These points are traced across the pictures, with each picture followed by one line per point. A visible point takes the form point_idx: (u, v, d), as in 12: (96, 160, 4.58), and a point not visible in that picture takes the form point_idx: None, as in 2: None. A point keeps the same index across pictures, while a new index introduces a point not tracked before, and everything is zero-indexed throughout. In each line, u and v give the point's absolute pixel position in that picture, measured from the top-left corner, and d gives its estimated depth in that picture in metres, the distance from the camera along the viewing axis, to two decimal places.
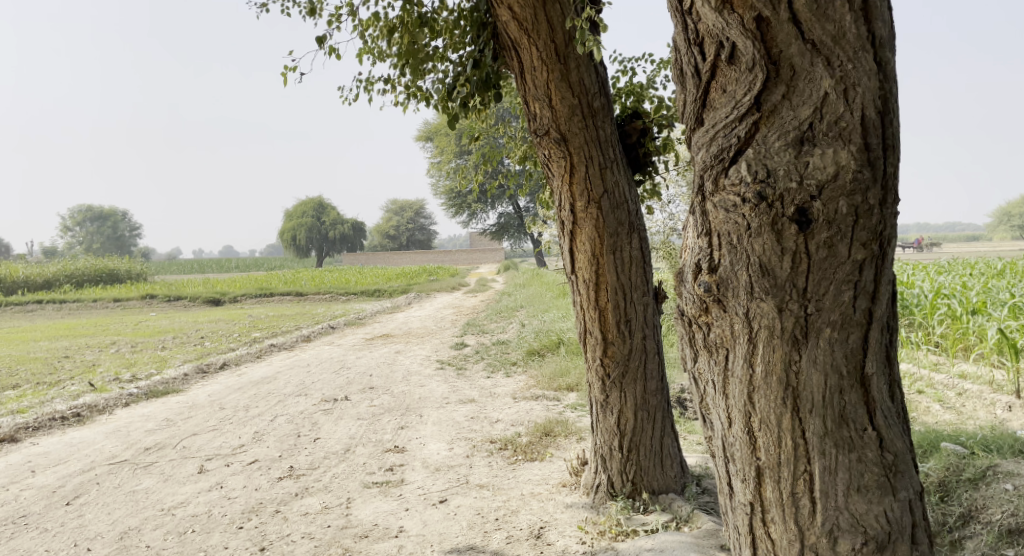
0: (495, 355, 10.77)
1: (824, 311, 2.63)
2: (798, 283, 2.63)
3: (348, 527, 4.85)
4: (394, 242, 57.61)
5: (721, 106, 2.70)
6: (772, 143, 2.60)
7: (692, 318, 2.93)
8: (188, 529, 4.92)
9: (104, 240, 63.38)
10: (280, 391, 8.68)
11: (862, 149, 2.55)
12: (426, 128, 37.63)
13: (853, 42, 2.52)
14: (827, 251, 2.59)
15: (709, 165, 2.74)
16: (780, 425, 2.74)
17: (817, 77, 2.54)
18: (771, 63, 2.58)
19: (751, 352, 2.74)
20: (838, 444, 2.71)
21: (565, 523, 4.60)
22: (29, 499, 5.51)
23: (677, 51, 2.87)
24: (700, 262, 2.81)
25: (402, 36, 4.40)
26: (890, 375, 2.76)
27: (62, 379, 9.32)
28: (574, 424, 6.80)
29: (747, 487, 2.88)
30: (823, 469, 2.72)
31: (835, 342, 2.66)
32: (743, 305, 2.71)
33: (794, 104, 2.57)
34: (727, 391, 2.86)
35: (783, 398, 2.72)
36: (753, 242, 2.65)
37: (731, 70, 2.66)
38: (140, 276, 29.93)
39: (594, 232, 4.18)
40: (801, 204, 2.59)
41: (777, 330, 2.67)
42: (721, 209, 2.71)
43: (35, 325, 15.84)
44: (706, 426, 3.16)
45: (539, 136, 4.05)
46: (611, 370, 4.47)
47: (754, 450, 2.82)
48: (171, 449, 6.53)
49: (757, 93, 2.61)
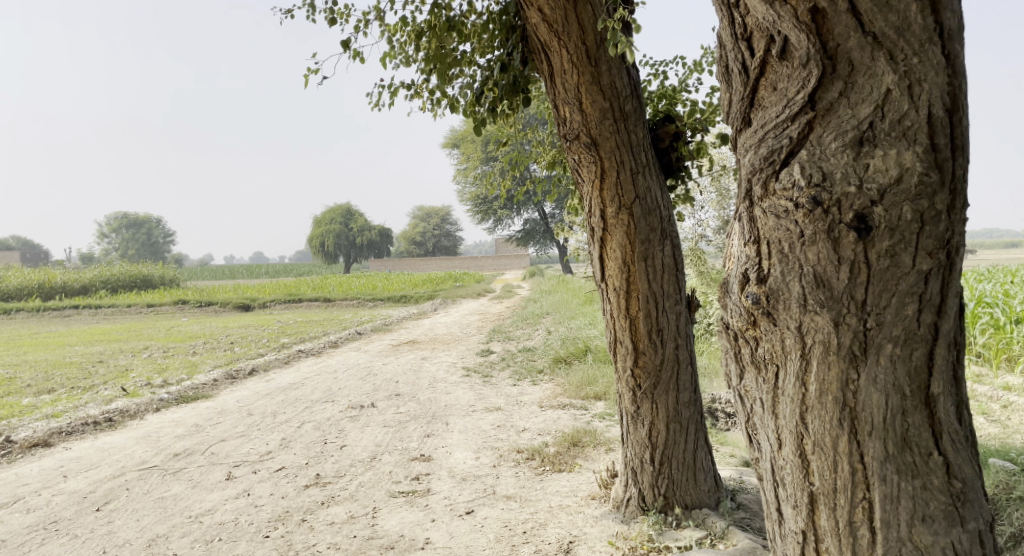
0: (521, 362, 10.68)
1: (886, 326, 2.51)
2: (856, 295, 2.51)
3: (375, 538, 4.77)
4: (421, 249, 57.94)
5: (772, 104, 2.60)
6: (827, 144, 2.49)
7: (738, 332, 2.81)
8: (215, 538, 4.87)
9: (139, 247, 64.38)
10: (307, 397, 8.65)
11: (928, 150, 2.42)
12: (453, 135, 37.77)
13: (919, 34, 2.40)
14: (890, 261, 2.47)
15: (757, 168, 2.64)
16: (836, 448, 2.62)
17: (878, 73, 2.43)
18: (826, 58, 2.48)
19: (804, 369, 2.62)
20: (900, 470, 2.57)
21: (595, 537, 4.48)
22: (60, 504, 5.50)
23: (722, 47, 2.78)
24: (748, 272, 2.71)
25: (430, 40, 4.30)
26: (958, 395, 2.61)
27: (96, 384, 9.38)
28: (602, 434, 6.68)
29: (798, 514, 2.76)
30: (883, 497, 2.58)
31: (897, 359, 2.53)
32: (794, 318, 2.60)
33: (852, 102, 2.46)
34: (777, 410, 2.75)
35: (840, 420, 2.60)
36: (807, 251, 2.55)
37: (783, 66, 2.57)
38: (173, 281, 30.27)
39: (625, 239, 4.07)
40: (860, 210, 2.47)
41: (832, 346, 2.56)
42: (771, 215, 2.61)
43: (73, 330, 16.02)
44: (752, 447, 3.02)
45: (569, 141, 3.97)
46: (642, 381, 4.36)
47: (807, 474, 2.70)
48: (199, 454, 6.51)
49: (811, 90, 2.51)
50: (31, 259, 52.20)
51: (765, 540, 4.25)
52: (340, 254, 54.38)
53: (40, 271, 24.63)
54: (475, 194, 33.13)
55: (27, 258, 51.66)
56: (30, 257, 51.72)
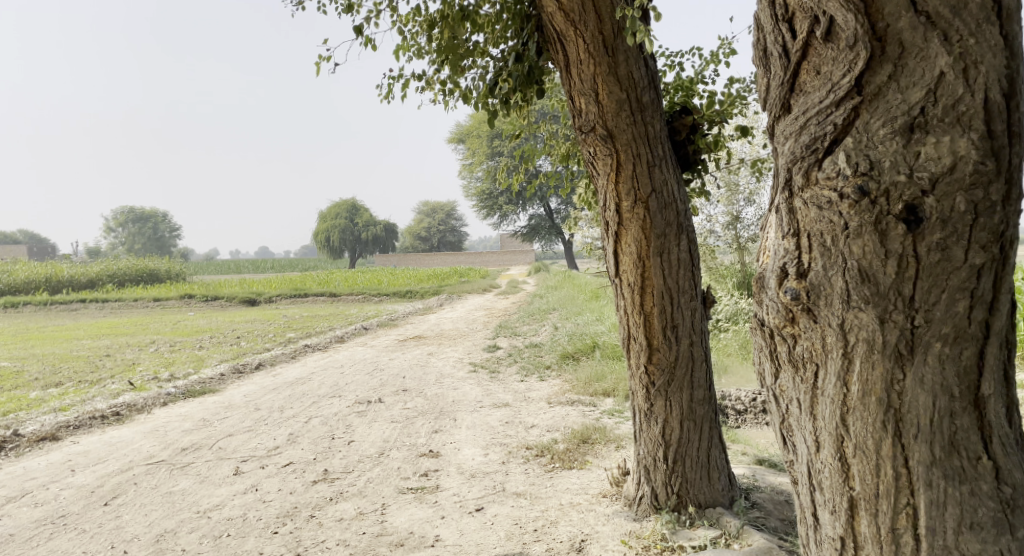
0: (528, 357, 10.62)
1: (934, 323, 2.43)
2: (904, 291, 2.44)
3: (384, 535, 4.72)
4: (426, 244, 57.91)
5: (815, 89, 2.53)
6: (875, 131, 2.42)
7: (774, 329, 2.74)
8: (224, 533, 4.82)
9: (146, 241, 64.49)
10: (314, 392, 8.61)
11: (984, 137, 2.34)
12: (459, 130, 37.66)
13: (976, 14, 2.34)
14: (941, 255, 2.39)
15: (799, 157, 2.57)
16: (879, 452, 2.55)
17: (931, 55, 2.36)
18: (875, 39, 2.42)
19: (847, 369, 2.55)
20: (947, 475, 2.50)
21: (607, 536, 4.42)
22: (68, 499, 5.46)
23: (761, 30, 2.73)
24: (786, 266, 2.64)
25: (442, 30, 4.22)
26: (1008, 396, 2.54)
27: (103, 378, 9.34)
28: (612, 431, 6.62)
29: (836, 519, 2.70)
30: (929, 503, 2.51)
31: (946, 358, 2.46)
32: (837, 315, 2.53)
33: (902, 86, 2.39)
34: (815, 411, 2.68)
35: (884, 422, 2.53)
36: (852, 244, 2.48)
37: (828, 48, 2.50)
38: (179, 276, 30.28)
39: (641, 234, 4.00)
40: (910, 201, 2.40)
41: (877, 344, 2.49)
42: (813, 206, 2.55)
43: (79, 323, 15.99)
44: (784, 449, 2.95)
45: (585, 133, 3.89)
46: (656, 378, 4.29)
47: (847, 479, 2.64)
48: (207, 449, 6.47)
49: (858, 73, 2.44)
50: (39, 253, 52.30)
51: (780, 540, 4.19)
52: (345, 250, 54.32)
53: (47, 265, 24.63)
54: (480, 189, 33.03)
55: (34, 252, 51.72)
56: (37, 251, 51.78)
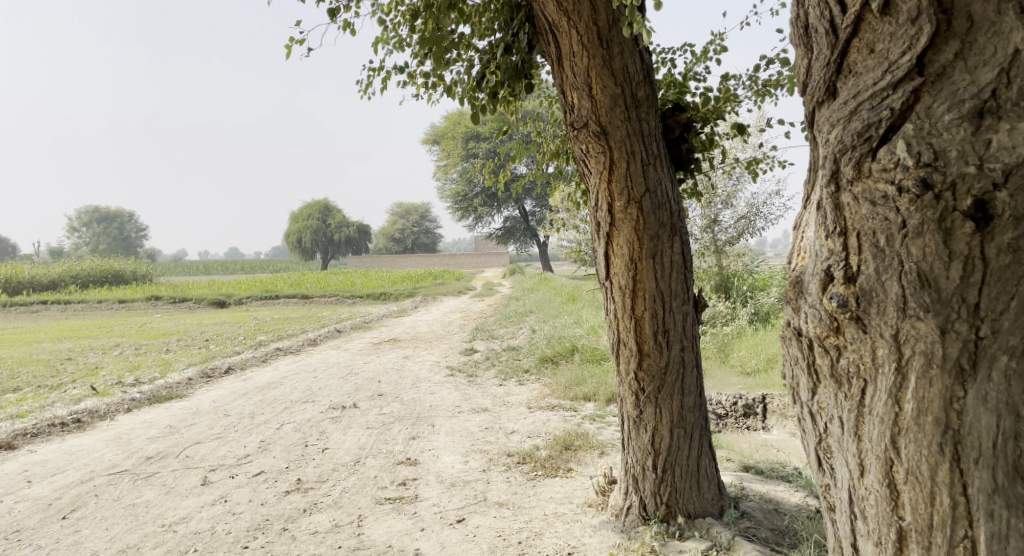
0: (506, 361, 10.45)
1: (1001, 335, 2.39)
2: (969, 298, 2.38)
3: (360, 548, 4.53)
4: (399, 247, 57.64)
5: (869, 68, 2.49)
6: (939, 116, 2.37)
7: (816, 339, 2.67)
8: (190, 549, 4.60)
9: (110, 241, 63.41)
10: (287, 397, 8.37)
11: None
12: (433, 129, 37.34)
13: None
14: (1010, 257, 2.35)
15: (850, 146, 2.51)
16: (933, 478, 2.49)
17: (1003, 31, 2.32)
18: (940, 12, 2.38)
19: (900, 385, 2.50)
20: (1010, 504, 2.45)
21: (595, 548, 4.27)
22: (23, 512, 5.20)
23: (802, 5, 2.68)
24: (832, 270, 2.58)
25: (425, 22, 4.05)
26: None
27: (63, 383, 9.02)
28: (595, 437, 6.47)
29: (882, 550, 2.64)
30: (988, 534, 2.46)
31: (1012, 374, 2.41)
32: (891, 324, 2.48)
33: (970, 67, 2.35)
34: (860, 433, 2.62)
35: (940, 445, 2.47)
36: (910, 244, 2.42)
37: (884, 23, 2.46)
38: (145, 277, 29.74)
39: (633, 235, 3.86)
40: (980, 196, 2.34)
41: (936, 356, 2.43)
42: (864, 202, 2.49)
43: (40, 326, 15.54)
44: (818, 471, 2.88)
45: (577, 129, 3.76)
46: (646, 385, 4.15)
47: (896, 507, 2.57)
48: (173, 458, 6.22)
49: (920, 52, 2.39)
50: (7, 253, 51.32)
51: (772, 551, 4.07)
52: (318, 251, 53.71)
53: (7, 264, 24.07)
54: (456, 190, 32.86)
55: None
56: None
